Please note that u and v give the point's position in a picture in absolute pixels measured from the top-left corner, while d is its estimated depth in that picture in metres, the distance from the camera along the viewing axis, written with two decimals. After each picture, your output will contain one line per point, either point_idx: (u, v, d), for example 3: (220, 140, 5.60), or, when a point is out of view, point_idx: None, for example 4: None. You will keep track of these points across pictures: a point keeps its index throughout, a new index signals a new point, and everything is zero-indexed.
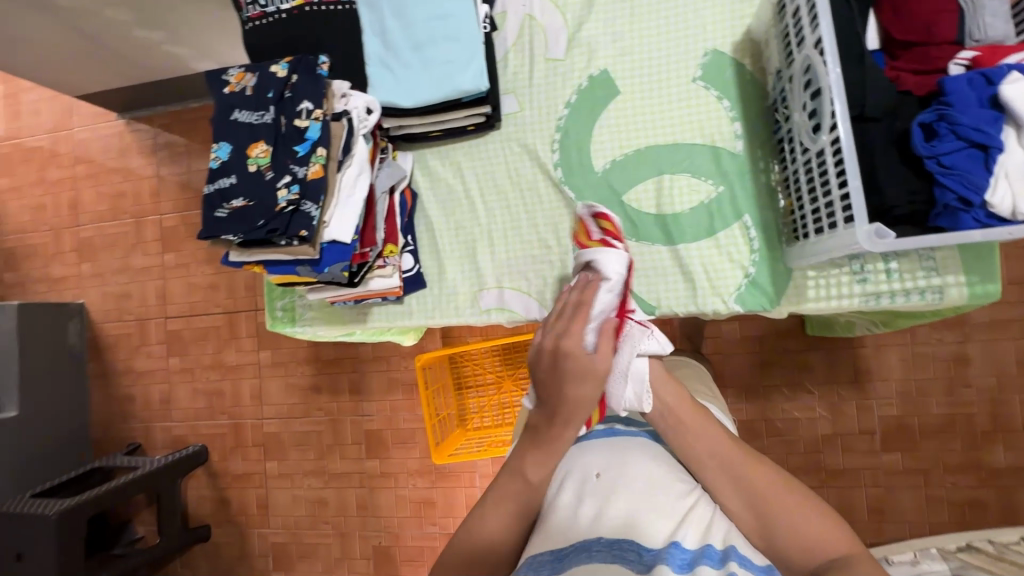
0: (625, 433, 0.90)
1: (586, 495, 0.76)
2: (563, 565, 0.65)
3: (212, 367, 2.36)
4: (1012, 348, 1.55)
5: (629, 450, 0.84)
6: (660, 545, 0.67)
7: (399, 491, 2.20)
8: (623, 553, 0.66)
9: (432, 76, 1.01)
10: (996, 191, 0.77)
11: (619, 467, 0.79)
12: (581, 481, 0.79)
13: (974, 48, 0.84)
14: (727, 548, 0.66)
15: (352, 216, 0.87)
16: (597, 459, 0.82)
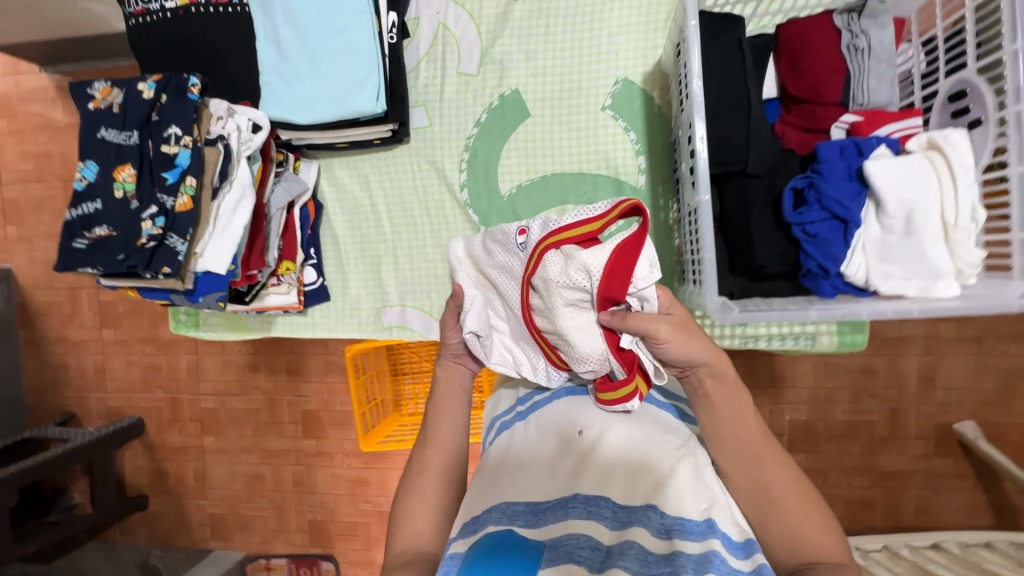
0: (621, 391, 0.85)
1: (570, 451, 0.72)
2: (541, 520, 0.63)
3: (148, 340, 2.28)
4: None
5: (622, 408, 0.77)
6: (642, 508, 0.62)
7: (334, 470, 2.25)
8: (598, 512, 0.63)
9: (327, 92, 0.97)
10: (851, 264, 0.79)
11: (607, 425, 0.74)
12: (564, 437, 0.74)
13: (857, 113, 0.84)
14: (708, 521, 0.60)
15: (227, 246, 0.85)
16: (585, 415, 0.76)
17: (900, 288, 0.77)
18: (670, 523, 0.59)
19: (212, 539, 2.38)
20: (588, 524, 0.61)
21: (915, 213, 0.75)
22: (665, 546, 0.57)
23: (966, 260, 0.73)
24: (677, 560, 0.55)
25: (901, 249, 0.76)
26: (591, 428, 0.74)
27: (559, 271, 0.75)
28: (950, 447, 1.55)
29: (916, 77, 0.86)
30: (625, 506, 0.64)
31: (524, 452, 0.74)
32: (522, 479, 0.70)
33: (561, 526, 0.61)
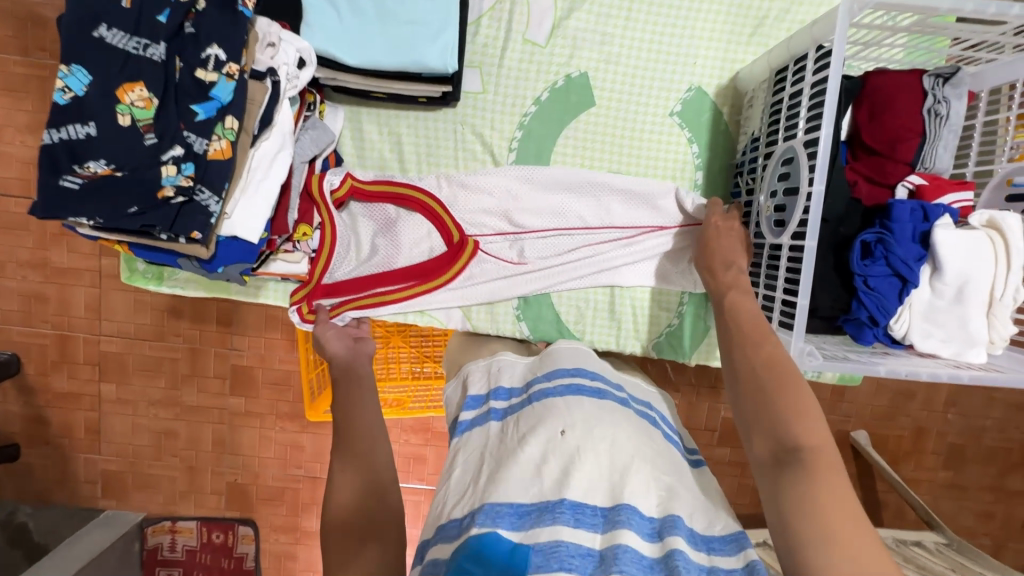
0: (591, 390, 0.78)
1: (550, 448, 0.68)
2: (527, 524, 0.61)
3: (31, 262, 1.71)
4: (886, 393, 1.70)
5: (606, 407, 0.75)
6: (617, 509, 0.63)
7: (265, 431, 1.82)
8: (586, 522, 0.62)
9: (388, 35, 0.81)
10: (899, 319, 0.85)
11: (590, 424, 0.70)
12: (542, 432, 0.69)
13: (921, 176, 0.89)
14: (692, 530, 0.66)
15: (264, 207, 0.69)
16: (566, 411, 0.72)
17: (935, 348, 0.84)
18: (659, 527, 0.64)
19: (103, 500, 1.85)
20: (579, 534, 0.60)
21: (967, 285, 0.81)
22: (657, 549, 0.61)
23: (998, 334, 0.81)
24: (671, 562, 0.58)
25: (946, 314, 0.83)
26: (573, 429, 0.69)
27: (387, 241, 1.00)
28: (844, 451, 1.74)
29: (973, 150, 0.91)
30: (612, 509, 0.64)
31: (501, 454, 0.70)
32: (503, 480, 0.65)
33: (549, 532, 0.59)
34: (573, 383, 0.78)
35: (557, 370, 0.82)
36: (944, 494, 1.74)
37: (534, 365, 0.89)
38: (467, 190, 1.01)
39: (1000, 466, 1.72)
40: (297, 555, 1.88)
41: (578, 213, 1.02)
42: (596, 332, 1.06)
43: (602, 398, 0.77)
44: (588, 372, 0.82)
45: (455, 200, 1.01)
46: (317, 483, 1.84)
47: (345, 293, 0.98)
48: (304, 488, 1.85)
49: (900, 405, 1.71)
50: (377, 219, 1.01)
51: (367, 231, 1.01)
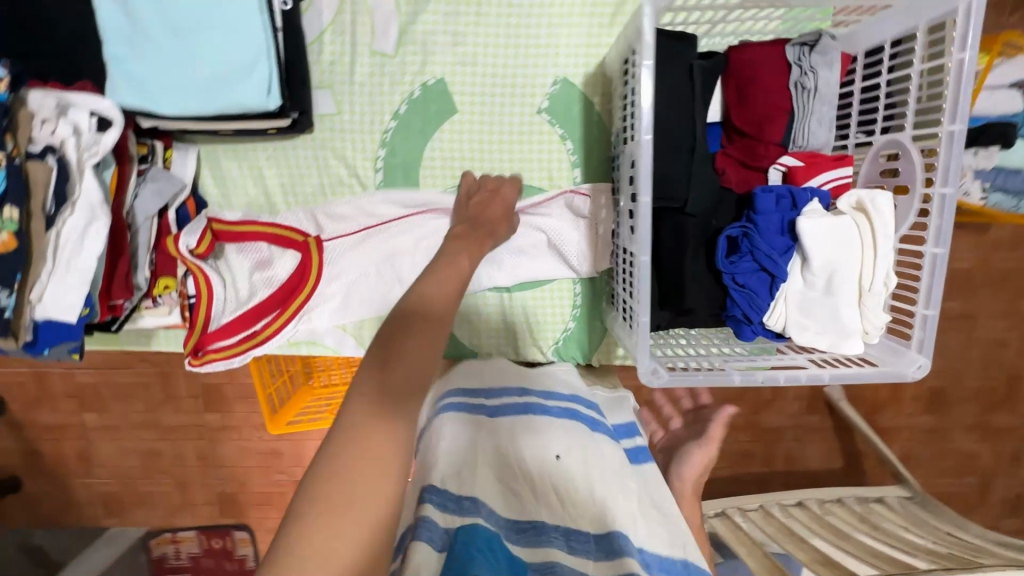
0: (586, 416, 0.81)
1: (544, 468, 0.70)
2: (526, 543, 0.61)
3: None
4: None
5: (586, 437, 0.76)
6: (614, 534, 0.64)
7: (243, 442, 1.87)
8: (581, 550, 0.62)
9: (197, 79, 0.77)
10: (773, 313, 0.81)
11: (585, 453, 0.73)
12: (539, 452, 0.71)
13: (795, 155, 0.83)
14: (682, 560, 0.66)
15: (76, 285, 0.69)
16: (561, 436, 0.74)
17: (812, 341, 0.80)
18: (646, 558, 0.64)
19: (107, 519, 1.95)
20: (574, 557, 0.60)
21: (836, 275, 0.76)
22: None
23: (873, 324, 0.77)
24: None
25: (818, 305, 0.78)
26: (568, 454, 0.72)
27: (253, 272, 1.00)
28: None
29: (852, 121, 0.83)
30: (604, 537, 0.64)
31: (501, 466, 0.70)
32: (510, 498, 0.66)
33: (545, 552, 0.59)
34: (569, 409, 0.81)
35: (557, 393, 0.86)
36: None
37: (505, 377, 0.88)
38: (330, 217, 0.99)
39: None
40: None
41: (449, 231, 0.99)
42: (494, 342, 1.05)
43: (595, 428, 0.79)
44: (564, 395, 0.86)
45: (319, 227, 0.99)
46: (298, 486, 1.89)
47: (230, 337, 0.97)
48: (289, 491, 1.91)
49: None
50: (251, 254, 1.00)
51: (243, 271, 1.00)
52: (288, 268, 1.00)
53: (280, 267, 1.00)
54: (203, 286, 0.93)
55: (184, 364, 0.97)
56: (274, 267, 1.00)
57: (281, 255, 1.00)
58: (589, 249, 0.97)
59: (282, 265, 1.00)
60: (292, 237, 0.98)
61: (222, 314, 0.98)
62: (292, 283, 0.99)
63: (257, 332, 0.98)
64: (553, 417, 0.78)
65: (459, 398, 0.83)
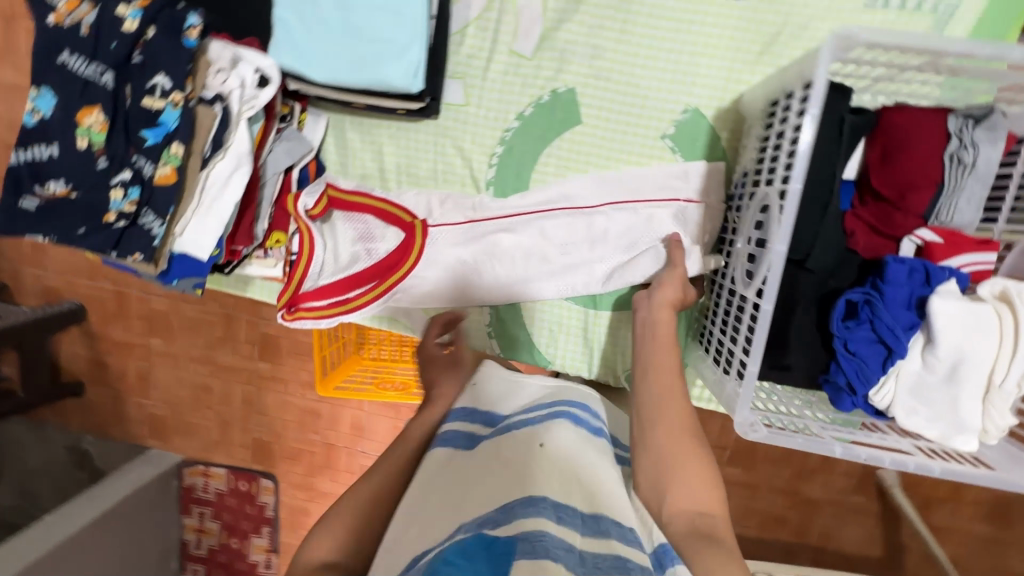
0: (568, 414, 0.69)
1: (527, 456, 0.60)
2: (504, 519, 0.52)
3: None
4: None
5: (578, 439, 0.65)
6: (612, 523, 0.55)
7: (287, 396, 1.75)
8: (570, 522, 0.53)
9: (354, 52, 0.80)
10: (881, 389, 0.77)
11: (566, 450, 0.62)
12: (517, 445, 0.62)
13: (933, 230, 0.78)
14: (663, 550, 0.57)
15: (215, 226, 0.73)
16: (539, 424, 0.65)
17: (920, 427, 0.75)
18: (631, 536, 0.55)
19: (150, 441, 1.89)
20: (564, 530, 0.51)
21: (963, 363, 0.71)
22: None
23: (994, 423, 0.71)
24: None
25: (936, 390, 0.74)
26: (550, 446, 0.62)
27: (355, 242, 1.01)
28: None
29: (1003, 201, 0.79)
30: (593, 517, 0.55)
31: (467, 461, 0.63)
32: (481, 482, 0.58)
33: (520, 524, 0.49)
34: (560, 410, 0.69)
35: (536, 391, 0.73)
36: None
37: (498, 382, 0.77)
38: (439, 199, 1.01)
39: None
40: None
41: (553, 235, 0.99)
42: (570, 355, 1.04)
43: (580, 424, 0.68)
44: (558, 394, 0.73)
45: (429, 209, 1.01)
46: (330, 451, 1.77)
47: (324, 300, 0.98)
48: None
49: None
50: (358, 227, 1.01)
51: (347, 241, 1.01)
52: (392, 242, 1.00)
53: (382, 238, 1.01)
54: (306, 248, 0.95)
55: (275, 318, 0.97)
56: (379, 240, 1.01)
57: (384, 229, 1.01)
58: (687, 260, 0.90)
59: (384, 238, 1.01)
60: (400, 220, 1.00)
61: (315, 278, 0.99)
62: (397, 257, 1.00)
63: (354, 300, 0.99)
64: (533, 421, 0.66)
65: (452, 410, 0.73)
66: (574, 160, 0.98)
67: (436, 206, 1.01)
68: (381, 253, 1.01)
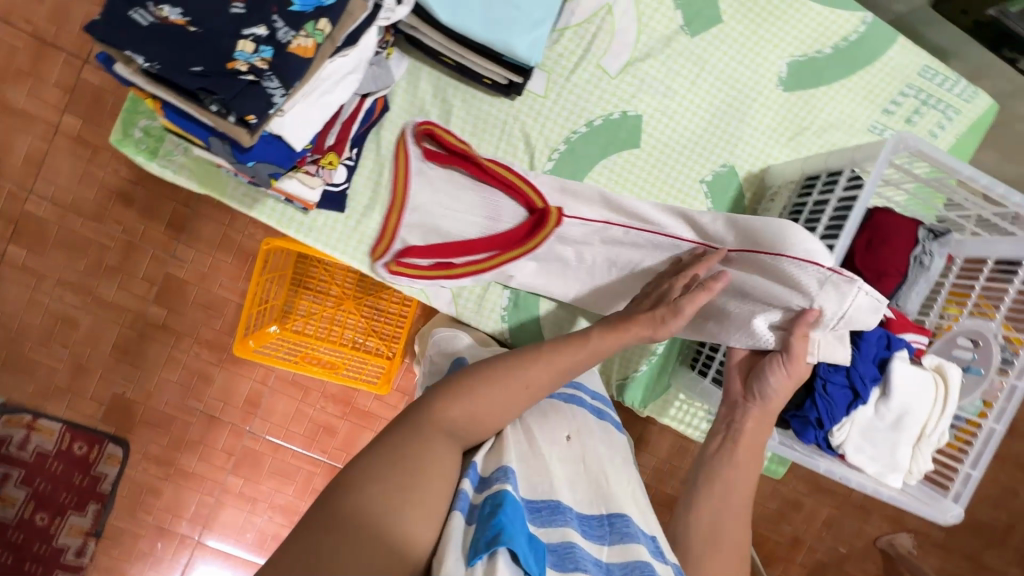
0: (591, 409, 0.85)
1: (564, 456, 0.73)
2: (541, 518, 0.63)
3: None
4: (777, 501, 1.82)
5: (600, 427, 0.82)
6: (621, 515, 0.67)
7: (176, 353, 1.56)
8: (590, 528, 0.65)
9: (489, 7, 0.82)
10: (842, 428, 0.92)
11: (592, 445, 0.77)
12: (557, 439, 0.75)
13: (892, 309, 0.99)
14: (680, 561, 0.70)
15: (316, 119, 0.68)
16: (575, 423, 0.79)
17: (863, 463, 0.92)
18: (658, 547, 0.68)
19: None
20: (577, 530, 0.62)
21: (904, 415, 0.91)
22: (659, 566, 0.64)
23: (917, 466, 0.91)
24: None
25: (881, 434, 0.91)
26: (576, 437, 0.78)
27: (468, 207, 0.98)
28: None
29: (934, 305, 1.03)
30: (615, 517, 0.67)
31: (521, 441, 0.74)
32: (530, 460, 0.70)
33: (561, 533, 0.61)
34: (574, 398, 0.85)
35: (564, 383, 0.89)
36: None
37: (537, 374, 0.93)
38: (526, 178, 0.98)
39: None
40: (161, 495, 1.59)
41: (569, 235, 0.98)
42: None
43: (600, 418, 0.84)
44: (584, 389, 0.89)
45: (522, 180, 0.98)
46: (213, 423, 1.59)
47: (429, 256, 0.99)
48: (195, 427, 1.58)
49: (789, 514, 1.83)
50: (479, 194, 0.98)
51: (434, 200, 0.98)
52: (514, 220, 0.98)
53: (500, 211, 0.98)
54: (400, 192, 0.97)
55: (378, 266, 0.98)
56: (497, 214, 0.98)
57: (503, 202, 0.98)
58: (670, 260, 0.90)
59: (501, 211, 0.98)
60: (519, 195, 0.97)
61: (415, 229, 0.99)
62: (507, 239, 0.98)
63: (456, 267, 0.99)
64: (564, 405, 0.82)
65: None
66: (626, 177, 1.06)
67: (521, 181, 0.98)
68: (496, 229, 0.98)
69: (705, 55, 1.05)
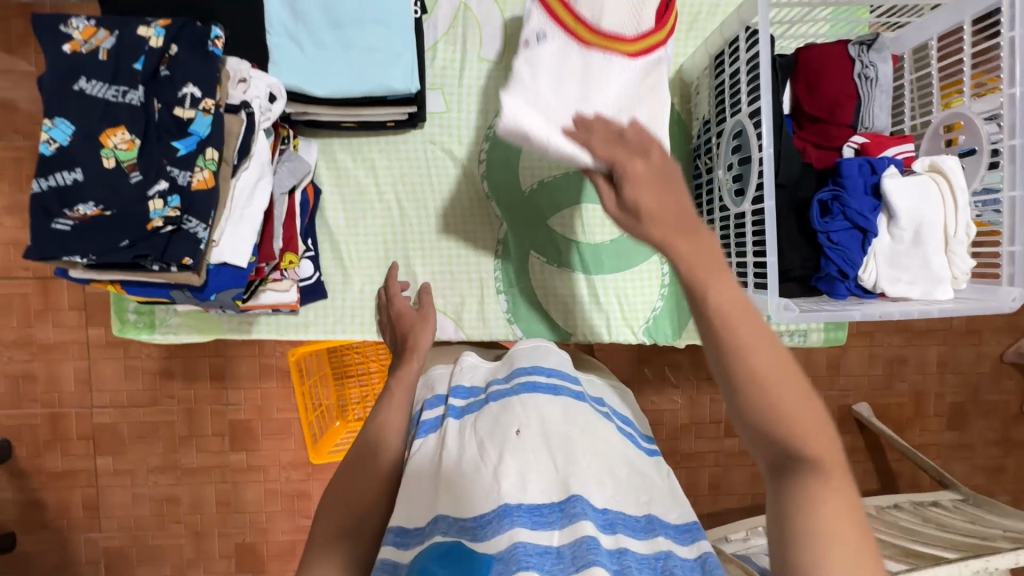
0: (546, 387, 0.79)
1: (508, 451, 0.69)
2: (487, 533, 0.62)
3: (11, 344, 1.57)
4: (878, 363, 1.79)
5: (561, 407, 0.75)
6: (572, 500, 0.65)
7: (269, 485, 1.66)
8: (543, 520, 0.64)
9: (353, 63, 0.86)
10: (867, 269, 0.89)
11: (543, 428, 0.72)
12: (499, 437, 0.71)
13: (863, 134, 0.95)
14: (647, 517, 0.69)
15: (250, 234, 0.73)
16: (521, 411, 0.74)
17: (906, 292, 0.88)
18: (612, 517, 0.67)
19: None
20: (523, 532, 0.61)
21: (920, 228, 0.86)
22: (612, 541, 0.64)
23: (959, 269, 0.86)
24: (624, 559, 0.62)
25: (906, 257, 0.88)
26: (528, 430, 0.71)
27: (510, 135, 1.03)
28: (849, 424, 1.80)
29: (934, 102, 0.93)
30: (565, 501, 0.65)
31: (460, 461, 0.70)
32: (467, 486, 0.67)
33: (506, 537, 0.61)
34: (528, 383, 0.79)
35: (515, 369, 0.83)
36: (950, 453, 1.84)
37: (497, 367, 0.89)
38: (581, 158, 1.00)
39: (1004, 419, 1.84)
40: None
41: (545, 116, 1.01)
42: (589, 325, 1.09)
43: (557, 394, 0.78)
44: (546, 369, 0.83)
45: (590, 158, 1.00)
46: None
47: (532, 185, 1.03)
48: None
49: (894, 370, 1.80)
50: None
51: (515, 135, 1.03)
52: None
53: None
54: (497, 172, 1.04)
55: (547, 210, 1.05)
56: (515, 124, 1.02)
57: None
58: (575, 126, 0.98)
59: None
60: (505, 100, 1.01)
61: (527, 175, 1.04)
62: None
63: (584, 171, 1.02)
64: (513, 397, 0.77)
65: (458, 389, 0.84)
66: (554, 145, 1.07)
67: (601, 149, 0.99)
68: None
69: None
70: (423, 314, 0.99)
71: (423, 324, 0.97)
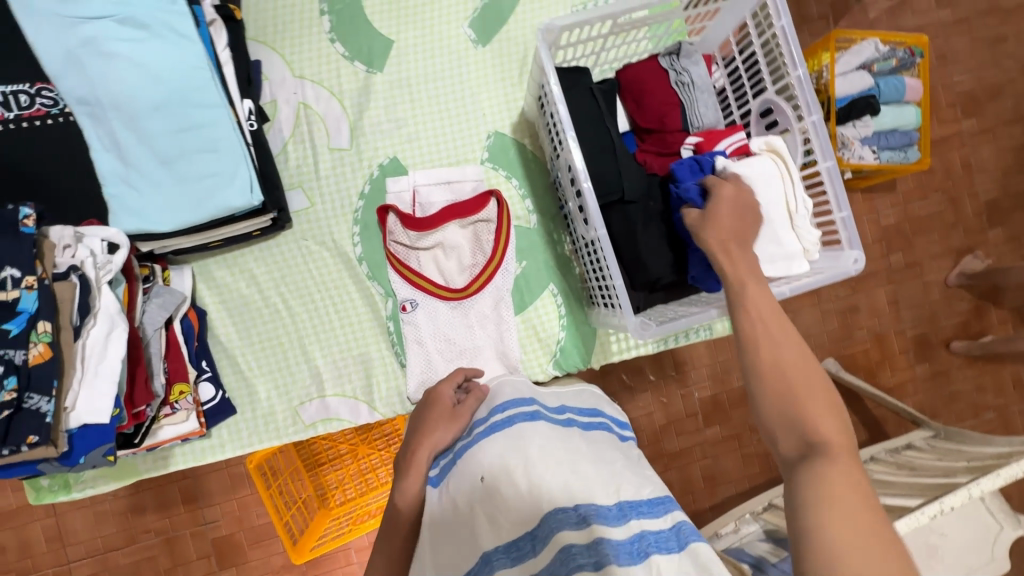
0: (500, 423, 0.75)
1: (476, 503, 0.65)
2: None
3: None
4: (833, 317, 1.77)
5: (510, 435, 0.71)
6: (547, 520, 0.59)
7: None
8: (522, 552, 0.59)
9: (189, 193, 0.87)
10: None
11: (502, 462, 0.67)
12: (466, 487, 0.68)
13: (697, 134, 0.98)
14: (618, 504, 0.61)
15: (109, 387, 0.74)
16: (481, 454, 0.69)
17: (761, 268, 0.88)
18: (584, 511, 0.60)
19: None
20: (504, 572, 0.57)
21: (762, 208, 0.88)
22: (586, 534, 0.57)
23: (807, 240, 0.89)
24: (601, 547, 0.55)
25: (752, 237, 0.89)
26: (490, 471, 0.67)
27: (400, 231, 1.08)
28: None
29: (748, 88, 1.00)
30: (540, 526, 0.59)
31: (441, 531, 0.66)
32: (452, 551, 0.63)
33: None
34: (485, 426, 0.76)
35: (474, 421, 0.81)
36: (933, 387, 1.76)
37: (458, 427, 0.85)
38: (469, 250, 1.10)
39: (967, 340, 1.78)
40: None
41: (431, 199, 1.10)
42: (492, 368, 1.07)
43: (511, 425, 0.74)
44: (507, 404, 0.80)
45: (481, 247, 1.10)
46: None
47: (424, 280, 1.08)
48: None
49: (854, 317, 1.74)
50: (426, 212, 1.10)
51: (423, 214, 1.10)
52: (455, 223, 1.08)
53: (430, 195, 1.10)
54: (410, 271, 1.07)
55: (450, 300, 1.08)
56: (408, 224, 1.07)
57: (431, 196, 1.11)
58: (464, 240, 1.10)
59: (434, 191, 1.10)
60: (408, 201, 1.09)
61: (436, 266, 1.10)
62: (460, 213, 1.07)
63: (483, 259, 1.09)
64: (475, 444, 0.73)
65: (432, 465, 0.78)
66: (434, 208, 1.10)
67: (492, 240, 1.08)
68: (453, 226, 1.09)
69: (402, 74, 1.11)
70: (455, 415, 0.84)
71: (448, 426, 0.82)
